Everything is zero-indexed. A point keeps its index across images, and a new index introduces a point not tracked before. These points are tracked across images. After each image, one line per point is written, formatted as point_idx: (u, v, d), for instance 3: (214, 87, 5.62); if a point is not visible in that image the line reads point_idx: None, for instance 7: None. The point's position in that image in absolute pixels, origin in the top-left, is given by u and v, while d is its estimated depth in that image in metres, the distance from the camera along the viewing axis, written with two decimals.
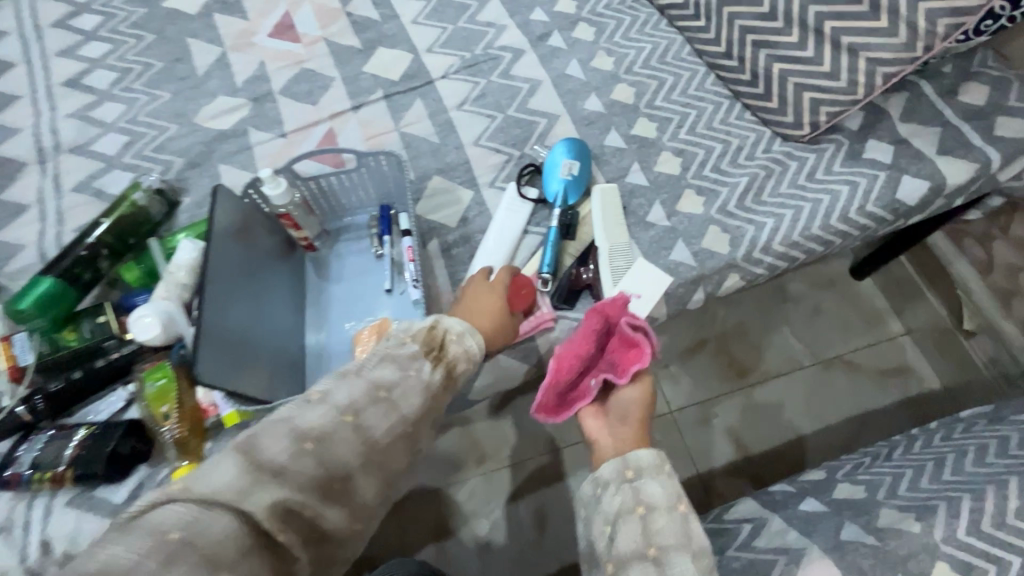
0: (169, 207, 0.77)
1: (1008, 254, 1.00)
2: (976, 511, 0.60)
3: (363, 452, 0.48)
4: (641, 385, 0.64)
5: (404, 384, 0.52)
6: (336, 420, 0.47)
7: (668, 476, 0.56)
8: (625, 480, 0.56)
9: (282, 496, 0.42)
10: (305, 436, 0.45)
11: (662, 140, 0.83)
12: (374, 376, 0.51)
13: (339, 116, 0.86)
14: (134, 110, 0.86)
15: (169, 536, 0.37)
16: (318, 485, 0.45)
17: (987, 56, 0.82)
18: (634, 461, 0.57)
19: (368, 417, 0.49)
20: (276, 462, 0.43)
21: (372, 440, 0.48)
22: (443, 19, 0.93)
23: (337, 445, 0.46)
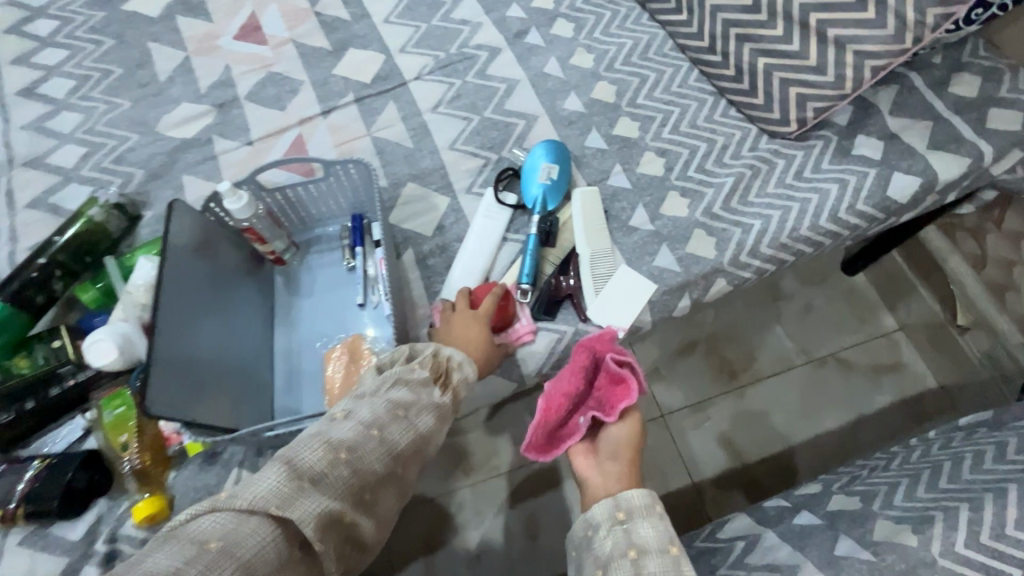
0: (129, 222, 0.74)
1: (1001, 247, 0.96)
2: (975, 522, 0.57)
3: (389, 466, 0.47)
4: (630, 423, 0.62)
5: (421, 403, 0.51)
6: (365, 433, 0.46)
7: (660, 518, 0.54)
8: (617, 522, 0.54)
9: (326, 507, 0.40)
10: (340, 447, 0.43)
11: (644, 140, 0.80)
12: (392, 394, 0.50)
13: (308, 122, 0.83)
14: (91, 120, 0.82)
15: (210, 547, 0.35)
16: (351, 497, 0.43)
17: (978, 46, 0.80)
18: (626, 505, 0.54)
19: (393, 431, 0.47)
20: (311, 474, 0.41)
21: (396, 453, 0.47)
22: (416, 18, 0.89)
23: (368, 457, 0.45)
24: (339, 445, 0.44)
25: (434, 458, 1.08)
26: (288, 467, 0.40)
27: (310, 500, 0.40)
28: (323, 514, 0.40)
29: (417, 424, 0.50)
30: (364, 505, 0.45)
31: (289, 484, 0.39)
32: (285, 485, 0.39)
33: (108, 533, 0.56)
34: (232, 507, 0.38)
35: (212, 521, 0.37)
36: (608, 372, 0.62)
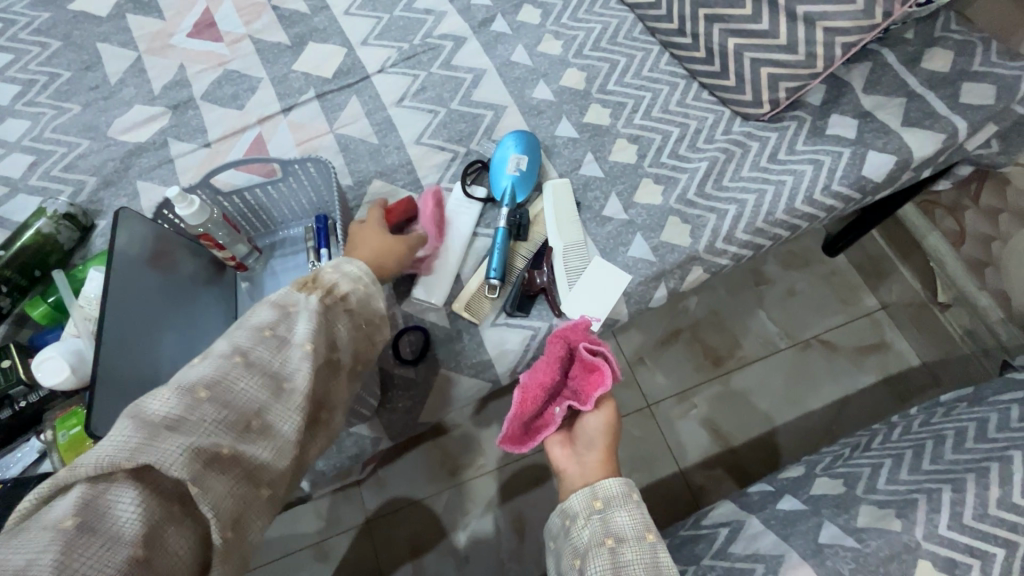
0: (81, 233, 0.71)
1: (978, 223, 0.96)
2: (957, 504, 0.57)
3: (269, 391, 0.44)
4: (607, 409, 0.60)
5: (290, 317, 0.49)
6: (227, 364, 0.43)
7: (637, 503, 0.53)
8: (594, 511, 0.52)
9: (191, 445, 0.38)
10: (194, 387, 0.41)
11: (616, 127, 0.77)
12: (255, 320, 0.48)
13: (268, 120, 0.79)
14: (39, 126, 0.78)
15: (64, 527, 0.34)
16: (228, 431, 0.41)
17: (949, 20, 0.79)
18: (604, 493, 0.53)
19: (261, 355, 0.45)
20: (165, 416, 0.39)
21: (269, 369, 0.45)
22: (378, 8, 0.86)
23: (236, 387, 0.43)
24: (201, 378, 0.42)
25: (418, 457, 1.06)
26: (136, 419, 0.38)
27: (166, 443, 0.37)
28: (189, 454, 0.38)
29: (294, 338, 0.47)
30: (255, 436, 0.42)
31: (143, 430, 0.37)
32: (136, 437, 0.37)
33: None
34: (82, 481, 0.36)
35: (65, 501, 0.35)
36: (582, 360, 0.59)
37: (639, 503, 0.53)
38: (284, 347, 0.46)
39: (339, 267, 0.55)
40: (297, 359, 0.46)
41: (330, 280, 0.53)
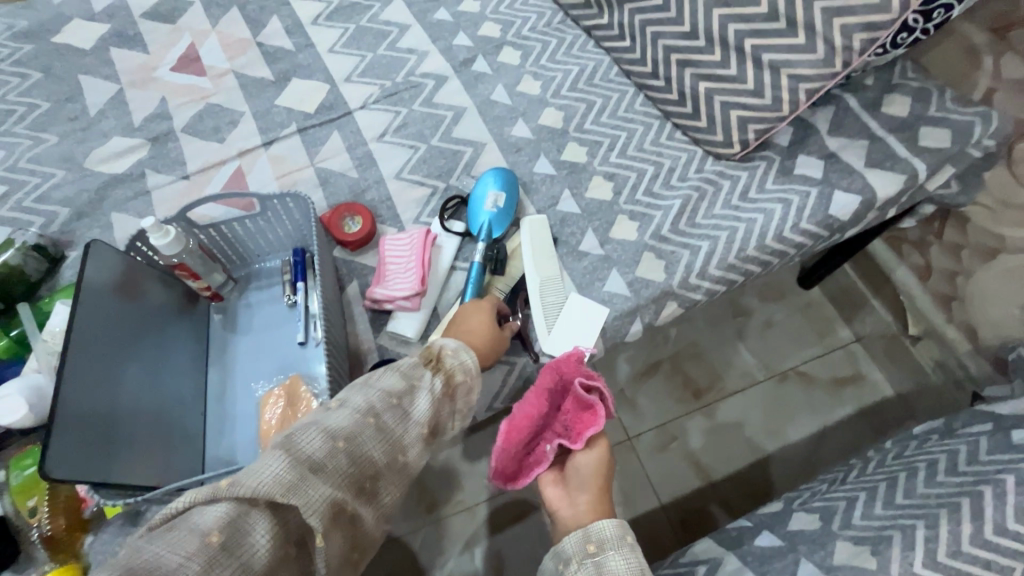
0: (50, 263, 0.69)
1: (945, 260, 0.99)
2: (931, 540, 0.57)
3: (387, 455, 0.46)
4: (597, 447, 0.59)
5: (417, 389, 0.49)
6: (363, 421, 0.45)
7: (632, 545, 0.51)
8: (587, 555, 0.50)
9: (330, 495, 0.40)
10: (337, 435, 0.42)
11: (592, 165, 0.79)
12: (382, 383, 0.48)
13: (249, 153, 0.80)
14: (13, 156, 0.78)
15: (210, 541, 0.35)
16: (352, 487, 0.43)
17: (907, 68, 0.83)
18: (596, 535, 0.51)
19: (389, 421, 0.46)
20: (307, 463, 0.40)
21: (396, 441, 0.46)
22: (361, 47, 0.89)
23: (367, 444, 0.44)
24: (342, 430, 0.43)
25: None
26: (287, 453, 0.40)
27: (313, 488, 0.39)
28: (327, 504, 0.40)
29: (416, 411, 0.48)
30: (366, 496, 0.45)
31: (291, 472, 0.39)
32: (288, 473, 0.39)
33: None
34: (232, 496, 0.37)
35: (214, 510, 0.37)
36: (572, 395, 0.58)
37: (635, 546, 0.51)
38: (409, 416, 0.48)
39: (458, 354, 0.53)
40: (414, 435, 0.48)
41: (454, 359, 0.53)
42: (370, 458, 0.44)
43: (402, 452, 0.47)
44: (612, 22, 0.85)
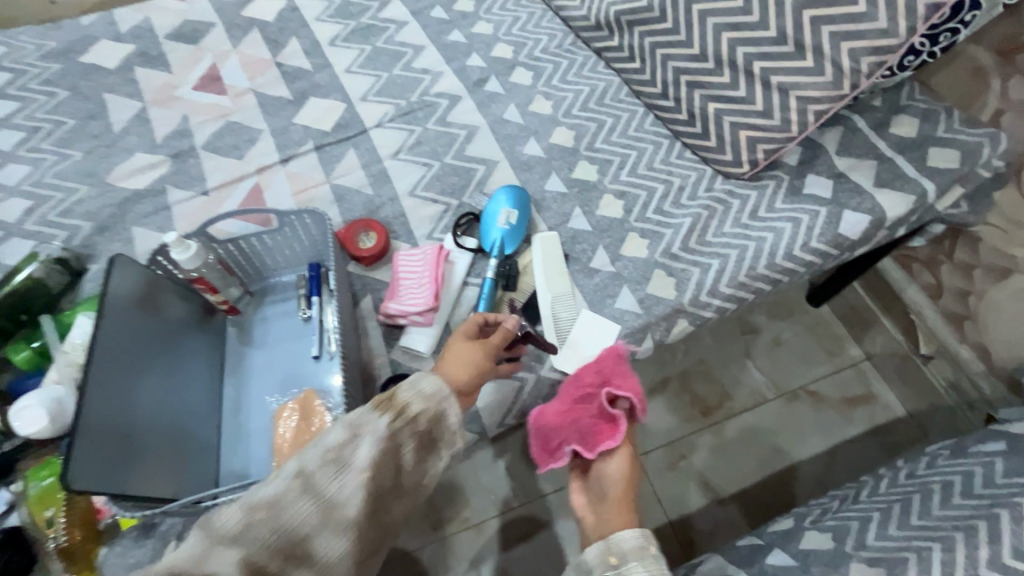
0: (72, 277, 0.71)
1: (956, 279, 0.98)
2: (948, 564, 0.56)
3: (320, 515, 0.46)
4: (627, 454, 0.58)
5: (357, 441, 0.48)
6: (289, 486, 0.45)
7: (655, 555, 0.50)
8: (609, 568, 0.50)
9: (243, 566, 0.42)
10: (256, 505, 0.44)
11: (603, 183, 0.81)
12: (324, 439, 0.48)
13: (267, 170, 0.82)
14: (38, 172, 0.80)
15: None
16: (282, 551, 0.44)
17: (914, 89, 0.84)
18: (618, 546, 0.50)
19: (320, 479, 0.46)
20: (223, 535, 0.42)
21: (328, 501, 0.46)
22: (377, 68, 0.91)
23: (291, 509, 0.45)
24: (260, 498, 0.44)
25: None
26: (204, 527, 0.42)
27: (224, 563, 0.41)
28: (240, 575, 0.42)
29: (354, 464, 0.47)
30: (307, 557, 0.46)
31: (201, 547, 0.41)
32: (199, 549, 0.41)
33: None
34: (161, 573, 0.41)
35: None
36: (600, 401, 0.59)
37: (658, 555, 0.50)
38: (345, 472, 0.47)
39: (416, 381, 0.52)
40: (354, 491, 0.47)
41: (403, 400, 0.51)
42: (299, 521, 0.45)
43: (340, 510, 0.46)
44: (622, 44, 0.87)
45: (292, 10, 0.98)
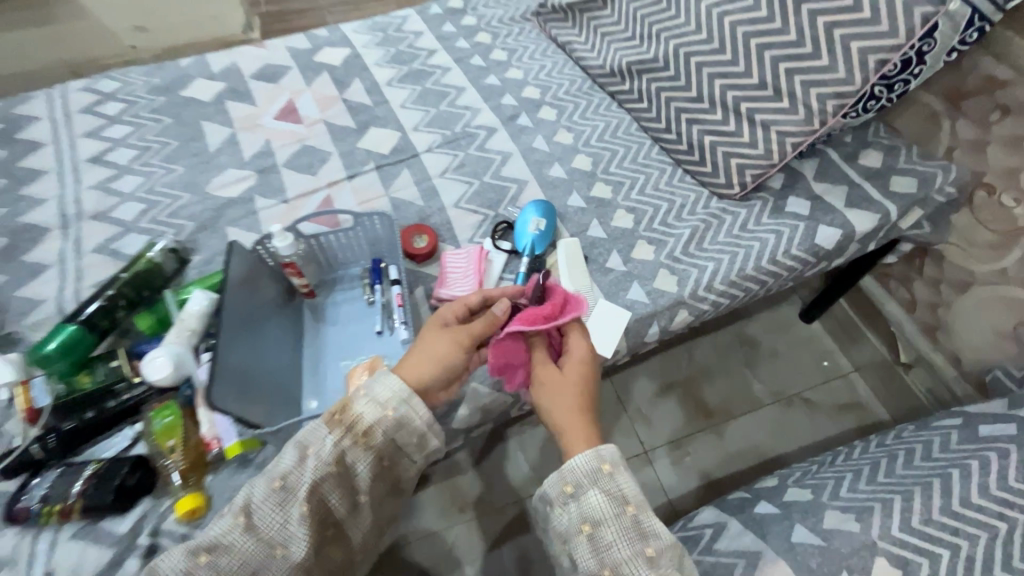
0: (180, 263, 0.85)
1: (926, 293, 1.11)
2: (906, 510, 0.68)
3: (262, 549, 0.58)
4: (549, 379, 0.69)
5: (298, 471, 0.60)
6: (232, 525, 0.57)
7: (610, 476, 0.62)
8: (567, 495, 0.62)
9: None
10: (199, 551, 0.56)
11: (616, 200, 0.96)
12: (274, 470, 0.60)
13: (336, 184, 0.98)
14: (151, 182, 0.96)
15: None
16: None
17: (878, 129, 1.01)
18: (571, 477, 0.62)
19: (263, 511, 0.59)
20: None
21: (266, 538, 0.58)
22: (426, 104, 1.09)
23: (232, 546, 0.57)
24: (202, 544, 0.56)
25: (429, 494, 1.14)
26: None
27: None
28: None
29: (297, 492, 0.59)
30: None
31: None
32: None
33: (151, 527, 0.62)
34: None
35: None
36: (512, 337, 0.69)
37: (612, 474, 0.62)
38: (284, 503, 0.59)
39: (371, 387, 0.64)
40: (295, 522, 0.59)
41: (354, 413, 0.62)
42: (241, 559, 0.57)
43: (280, 548, 0.59)
44: (633, 89, 1.04)
45: (356, 57, 1.17)
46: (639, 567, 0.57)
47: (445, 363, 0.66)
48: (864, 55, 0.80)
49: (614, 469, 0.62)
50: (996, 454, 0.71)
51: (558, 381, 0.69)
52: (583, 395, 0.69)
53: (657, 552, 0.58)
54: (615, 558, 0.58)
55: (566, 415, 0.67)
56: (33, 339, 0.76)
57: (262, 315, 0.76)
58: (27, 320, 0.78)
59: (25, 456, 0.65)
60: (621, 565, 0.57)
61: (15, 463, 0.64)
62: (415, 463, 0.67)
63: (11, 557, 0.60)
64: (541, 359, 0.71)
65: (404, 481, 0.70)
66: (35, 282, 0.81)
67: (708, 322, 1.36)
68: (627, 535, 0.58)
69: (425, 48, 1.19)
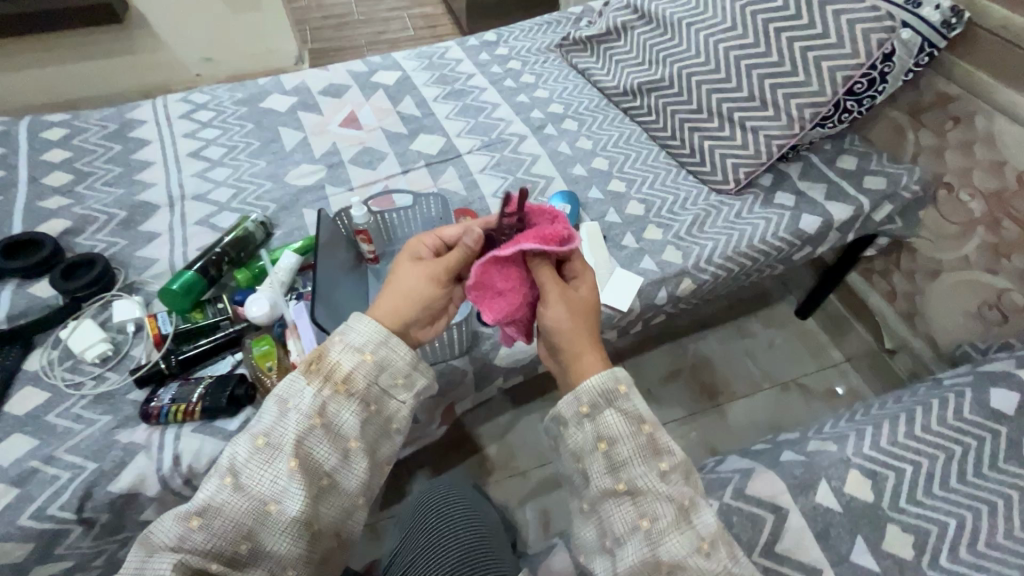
0: (266, 235, 1.02)
1: (903, 283, 1.25)
2: (876, 434, 0.80)
3: (255, 509, 0.58)
4: (568, 301, 0.66)
5: (278, 423, 0.61)
6: (220, 485, 0.58)
7: (626, 396, 0.60)
8: (583, 415, 0.60)
9: (171, 564, 0.53)
10: (191, 515, 0.57)
11: (630, 193, 1.13)
12: (256, 427, 0.62)
13: (392, 177, 1.16)
14: (239, 172, 1.14)
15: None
16: (219, 552, 0.57)
17: (854, 139, 1.19)
18: (587, 398, 0.60)
19: (251, 467, 0.59)
20: (169, 543, 0.56)
21: (256, 495, 0.58)
22: (468, 116, 1.29)
23: (224, 507, 0.58)
24: (193, 507, 0.57)
25: (459, 460, 1.26)
26: (147, 543, 0.56)
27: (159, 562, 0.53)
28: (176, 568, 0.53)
29: (279, 445, 0.60)
30: (247, 551, 0.58)
31: (145, 558, 0.54)
32: (140, 557, 0.55)
33: None
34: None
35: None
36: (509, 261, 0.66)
37: (629, 394, 0.61)
38: (267, 456, 0.59)
39: (346, 333, 0.65)
40: (284, 476, 0.59)
41: (332, 361, 0.63)
42: (239, 517, 0.58)
43: (274, 502, 0.58)
44: (643, 105, 1.24)
45: (407, 78, 1.38)
46: (655, 482, 0.58)
47: (423, 298, 0.68)
48: (834, 73, 0.99)
49: (630, 389, 0.61)
50: (954, 394, 0.84)
51: (569, 305, 0.65)
52: (589, 321, 0.66)
53: (671, 466, 0.59)
54: (631, 473, 0.58)
55: (579, 340, 0.64)
56: (153, 288, 0.93)
57: (343, 270, 0.93)
58: (146, 274, 0.94)
59: (154, 371, 0.80)
60: (637, 478, 0.58)
61: (146, 376, 0.79)
62: (404, 404, 0.66)
63: (145, 445, 0.74)
64: (551, 278, 0.66)
65: (395, 425, 0.67)
66: (150, 246, 0.99)
67: (712, 318, 1.51)
68: (642, 452, 0.58)
69: (465, 72, 1.40)
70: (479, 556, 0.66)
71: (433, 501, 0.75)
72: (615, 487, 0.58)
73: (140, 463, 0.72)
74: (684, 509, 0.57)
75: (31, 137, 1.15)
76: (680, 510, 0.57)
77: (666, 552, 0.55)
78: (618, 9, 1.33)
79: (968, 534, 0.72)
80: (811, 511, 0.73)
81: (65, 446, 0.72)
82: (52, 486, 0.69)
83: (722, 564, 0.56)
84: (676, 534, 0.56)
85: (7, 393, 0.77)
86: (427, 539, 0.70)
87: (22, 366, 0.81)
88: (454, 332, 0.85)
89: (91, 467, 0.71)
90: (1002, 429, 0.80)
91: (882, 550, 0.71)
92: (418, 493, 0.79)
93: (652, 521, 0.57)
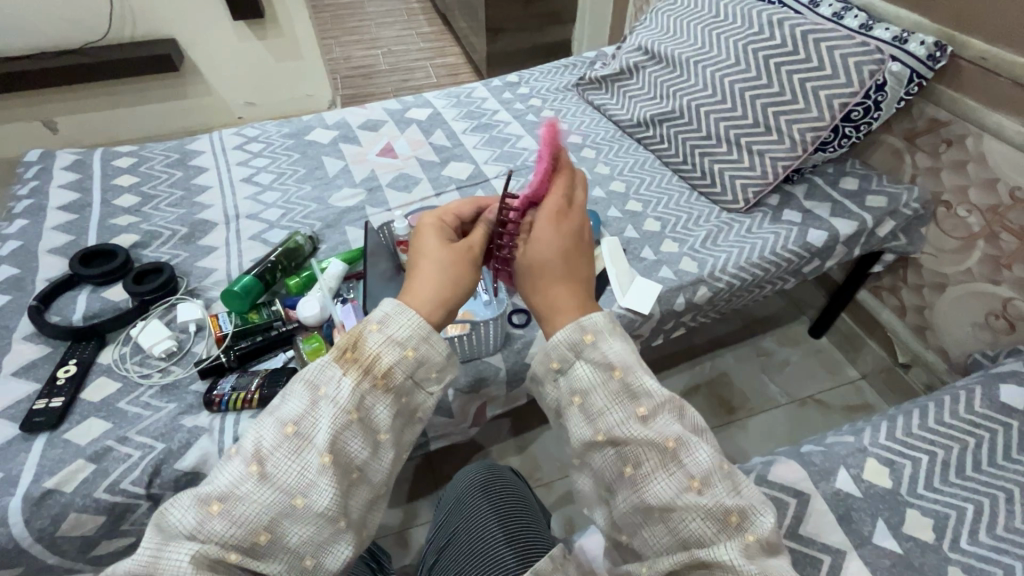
0: (313, 247, 1.11)
1: (912, 297, 1.30)
2: (891, 426, 0.84)
3: (281, 502, 0.52)
4: (554, 249, 0.66)
5: (311, 414, 0.55)
6: (244, 475, 0.52)
7: (594, 345, 0.60)
8: (554, 370, 0.61)
9: (191, 555, 0.48)
10: (210, 501, 0.51)
11: (646, 212, 1.22)
12: (283, 412, 0.56)
13: (427, 199, 1.26)
14: (287, 195, 1.25)
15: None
16: (239, 545, 0.51)
17: (854, 164, 1.28)
18: (556, 353, 0.61)
19: (281, 455, 0.53)
20: (186, 529, 0.50)
21: (284, 485, 0.52)
22: (494, 146, 1.41)
23: (244, 498, 0.51)
24: (213, 492, 0.51)
25: None
26: (159, 531, 0.50)
27: (177, 553, 0.47)
28: (195, 558, 0.48)
29: (312, 441, 0.54)
30: (263, 548, 0.51)
31: (160, 544, 0.49)
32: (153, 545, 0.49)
33: None
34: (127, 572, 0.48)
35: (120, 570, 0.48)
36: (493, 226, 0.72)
37: (596, 343, 0.61)
38: (300, 447, 0.54)
39: (386, 324, 0.59)
40: (315, 471, 0.53)
41: (370, 352, 0.57)
42: (261, 507, 0.51)
43: (299, 495, 0.52)
44: (657, 135, 1.34)
45: (437, 115, 1.51)
46: (632, 426, 0.56)
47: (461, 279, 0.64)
48: (830, 100, 1.09)
49: (597, 338, 0.61)
50: (965, 390, 0.88)
51: (526, 256, 0.67)
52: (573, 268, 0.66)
53: (649, 409, 0.57)
54: (609, 422, 0.57)
55: (533, 290, 0.66)
56: (213, 295, 1.01)
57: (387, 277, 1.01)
58: (206, 282, 1.03)
59: (215, 363, 0.86)
60: (614, 428, 0.57)
61: (207, 366, 0.86)
62: (431, 397, 0.62)
63: (208, 428, 0.80)
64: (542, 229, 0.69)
65: (420, 414, 0.62)
66: (209, 258, 1.08)
67: (727, 336, 1.56)
68: (617, 398, 0.58)
69: (490, 109, 1.54)
70: (521, 524, 0.72)
71: (472, 479, 0.80)
72: (596, 438, 0.58)
73: (205, 442, 0.78)
74: (669, 450, 0.55)
75: (103, 165, 1.27)
76: (663, 452, 0.55)
77: (653, 496, 0.55)
78: (630, 52, 1.47)
79: (987, 519, 0.75)
80: (832, 496, 0.77)
81: (136, 428, 0.79)
82: (126, 462, 0.76)
83: (718, 499, 0.55)
84: (664, 474, 0.55)
85: (84, 382, 0.85)
86: (470, 509, 0.76)
87: (97, 359, 0.88)
88: (489, 330, 0.91)
89: (160, 447, 0.77)
90: (1013, 421, 0.84)
91: (904, 533, 0.74)
92: (454, 477, 0.83)
93: (636, 467, 0.56)
